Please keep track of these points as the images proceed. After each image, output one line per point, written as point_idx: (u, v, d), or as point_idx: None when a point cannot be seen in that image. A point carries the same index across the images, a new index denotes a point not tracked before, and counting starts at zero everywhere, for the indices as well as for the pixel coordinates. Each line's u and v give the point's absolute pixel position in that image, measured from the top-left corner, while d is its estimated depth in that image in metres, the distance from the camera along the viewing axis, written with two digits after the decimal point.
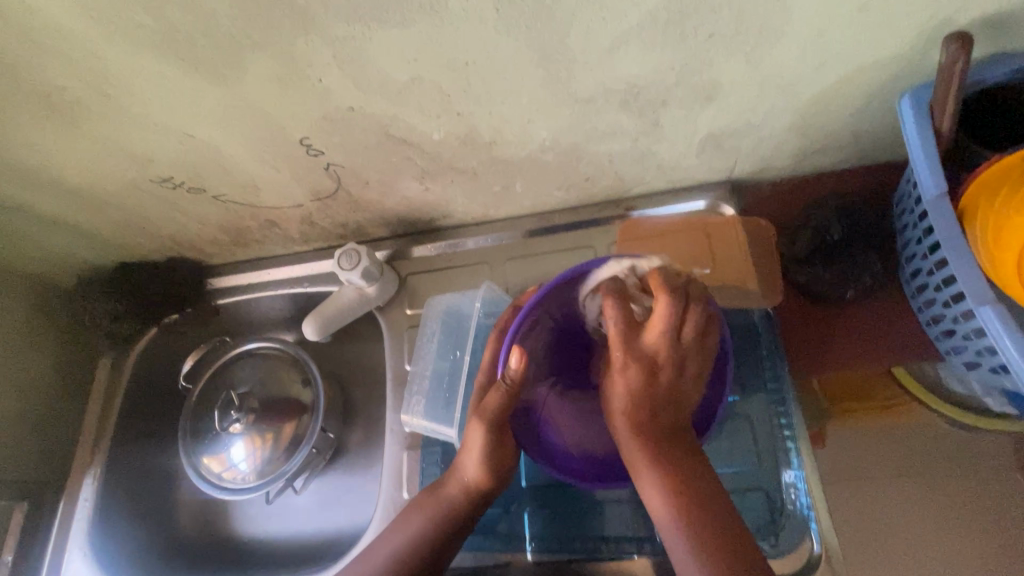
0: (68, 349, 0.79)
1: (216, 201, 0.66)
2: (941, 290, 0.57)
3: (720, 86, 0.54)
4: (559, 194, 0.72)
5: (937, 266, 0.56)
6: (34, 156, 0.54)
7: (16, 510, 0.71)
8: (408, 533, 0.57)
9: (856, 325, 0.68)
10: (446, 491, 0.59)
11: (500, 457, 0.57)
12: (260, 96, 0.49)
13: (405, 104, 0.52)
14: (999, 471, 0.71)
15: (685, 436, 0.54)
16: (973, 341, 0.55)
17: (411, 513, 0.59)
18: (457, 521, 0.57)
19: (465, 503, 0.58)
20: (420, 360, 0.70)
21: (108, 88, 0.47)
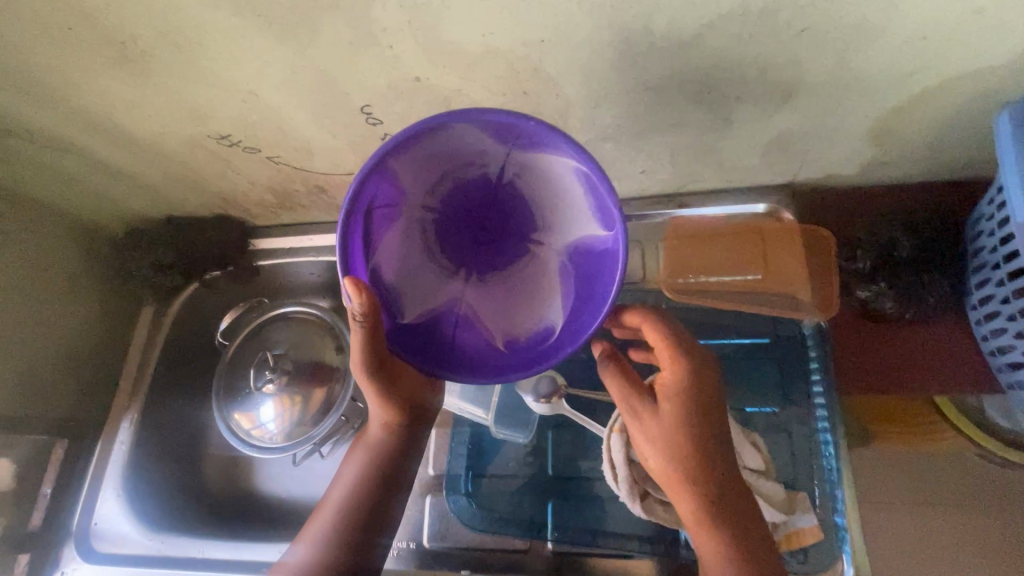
0: (113, 295, 0.82)
1: (269, 162, 0.66)
2: (1015, 320, 0.54)
3: (803, 85, 0.51)
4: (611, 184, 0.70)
5: (1015, 296, 0.53)
6: (100, 104, 0.55)
7: (57, 447, 0.74)
8: (349, 478, 0.61)
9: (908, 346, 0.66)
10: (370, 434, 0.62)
11: (404, 392, 0.59)
12: (328, 60, 0.48)
13: (472, 79, 0.51)
14: None
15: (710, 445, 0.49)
16: None
17: (346, 469, 0.62)
18: (390, 452, 0.62)
19: (391, 440, 0.61)
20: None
21: (181, 40, 0.46)
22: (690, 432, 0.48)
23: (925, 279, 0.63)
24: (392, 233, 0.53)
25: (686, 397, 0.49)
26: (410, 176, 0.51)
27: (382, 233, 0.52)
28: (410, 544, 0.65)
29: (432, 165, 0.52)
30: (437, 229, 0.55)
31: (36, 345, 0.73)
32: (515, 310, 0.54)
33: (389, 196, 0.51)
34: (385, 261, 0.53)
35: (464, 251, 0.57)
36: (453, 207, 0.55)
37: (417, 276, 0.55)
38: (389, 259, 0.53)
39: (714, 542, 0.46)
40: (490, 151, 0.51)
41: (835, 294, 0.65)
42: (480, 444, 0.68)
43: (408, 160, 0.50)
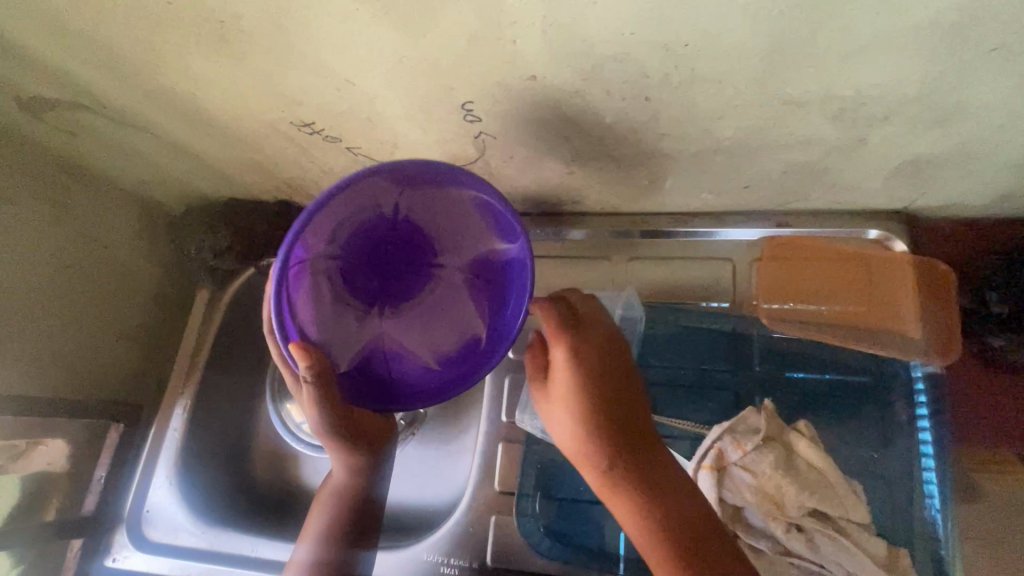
0: (168, 276, 0.79)
1: (347, 152, 0.62)
2: None
3: (965, 109, 0.45)
4: (707, 197, 0.65)
5: None
6: (184, 84, 0.51)
7: (111, 430, 0.72)
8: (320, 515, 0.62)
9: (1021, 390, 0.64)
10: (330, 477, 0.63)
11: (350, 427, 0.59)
12: (442, 52, 0.44)
13: (594, 81, 0.46)
14: None
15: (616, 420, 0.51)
16: None
17: (312, 513, 0.62)
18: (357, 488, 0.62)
19: (354, 476, 0.62)
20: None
21: (286, 22, 0.42)
22: (597, 402, 0.50)
23: None
24: (304, 290, 0.52)
25: (592, 363, 0.51)
26: (314, 229, 0.51)
27: (301, 290, 0.52)
28: (473, 564, 0.63)
29: (351, 203, 0.52)
30: (350, 271, 0.55)
31: (92, 325, 0.71)
32: (440, 330, 0.56)
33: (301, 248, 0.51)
34: (304, 323, 0.52)
35: (375, 290, 0.56)
36: (353, 250, 0.55)
37: (340, 325, 0.54)
38: (310, 319, 0.52)
39: (623, 500, 0.50)
40: (380, 191, 0.53)
41: (957, 342, 0.60)
42: (551, 464, 0.65)
43: (335, 209, 0.52)
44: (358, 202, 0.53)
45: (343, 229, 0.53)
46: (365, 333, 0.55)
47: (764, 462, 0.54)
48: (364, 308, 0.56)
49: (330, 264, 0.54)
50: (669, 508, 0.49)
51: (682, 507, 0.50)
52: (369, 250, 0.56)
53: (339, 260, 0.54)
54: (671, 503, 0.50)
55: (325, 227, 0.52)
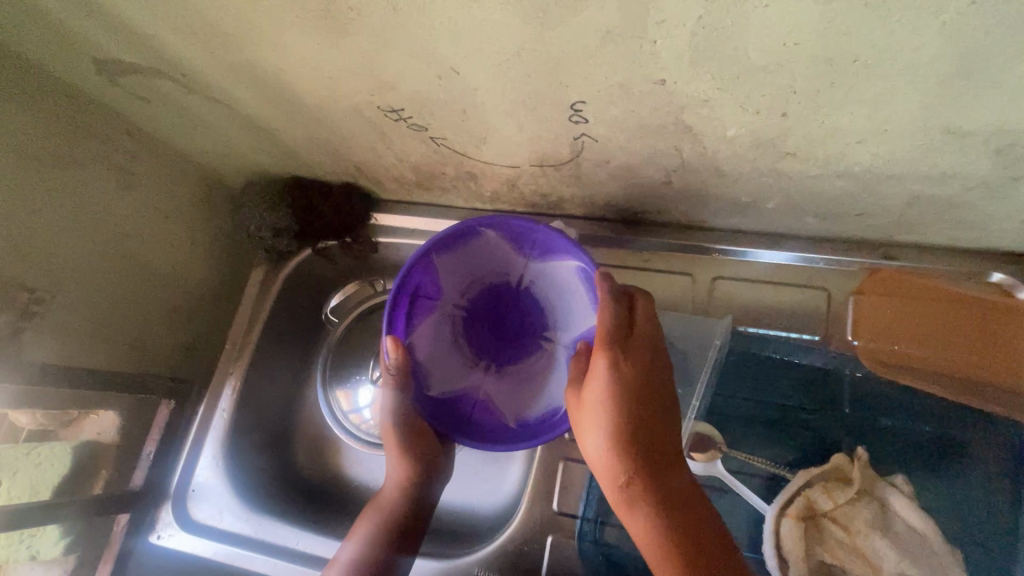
0: (224, 251, 0.77)
1: (429, 142, 0.58)
2: None
3: None
4: (810, 221, 0.60)
5: None
6: (274, 60, 0.47)
7: (162, 407, 0.71)
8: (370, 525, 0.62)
9: None
10: (385, 492, 0.64)
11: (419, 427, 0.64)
12: (568, 47, 0.39)
13: (729, 91, 0.41)
14: None
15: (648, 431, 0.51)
16: None
17: (361, 522, 0.62)
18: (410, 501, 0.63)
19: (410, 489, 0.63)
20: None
21: (403, 3, 0.38)
22: (632, 414, 0.50)
23: None
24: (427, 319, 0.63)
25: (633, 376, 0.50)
26: (447, 278, 0.63)
27: (422, 323, 0.63)
28: None
29: (485, 269, 0.64)
30: (469, 324, 0.66)
31: (149, 298, 0.69)
32: (534, 396, 0.63)
33: (436, 291, 0.63)
34: (422, 344, 0.63)
35: (490, 348, 0.66)
36: (479, 308, 0.66)
37: (451, 360, 0.65)
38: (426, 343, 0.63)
39: (641, 514, 0.48)
40: (511, 260, 0.63)
41: None
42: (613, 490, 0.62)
43: (465, 266, 0.63)
44: (490, 267, 0.64)
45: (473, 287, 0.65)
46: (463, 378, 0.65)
47: (861, 514, 0.51)
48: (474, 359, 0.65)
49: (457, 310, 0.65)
50: (686, 531, 0.48)
51: (699, 535, 0.48)
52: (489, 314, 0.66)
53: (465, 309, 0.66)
54: (690, 524, 0.48)
55: (462, 275, 0.64)
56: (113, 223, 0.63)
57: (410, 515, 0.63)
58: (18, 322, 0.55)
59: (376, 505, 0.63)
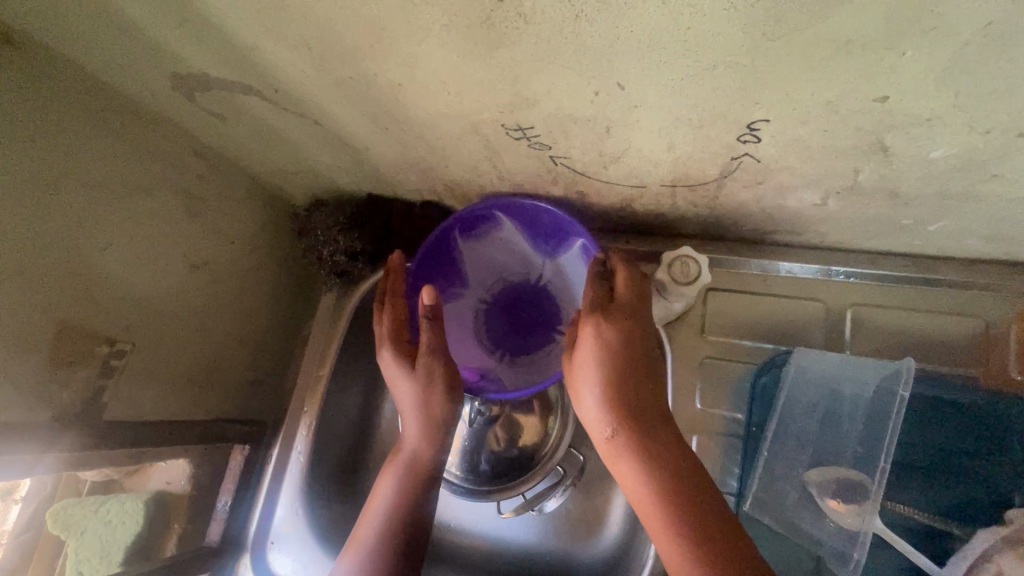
0: (288, 274, 0.71)
1: (546, 161, 0.51)
2: None
3: None
4: (972, 243, 0.53)
5: None
6: (395, 73, 0.40)
7: (236, 453, 0.64)
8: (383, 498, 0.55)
9: None
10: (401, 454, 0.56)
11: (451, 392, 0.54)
12: (788, 62, 0.32)
13: (971, 109, 0.34)
14: None
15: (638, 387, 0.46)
16: None
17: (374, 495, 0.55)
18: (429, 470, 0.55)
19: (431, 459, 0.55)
20: (754, 413, 0.57)
21: (591, 10, 0.31)
22: (615, 370, 0.45)
23: None
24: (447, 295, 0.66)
25: (614, 334, 0.46)
26: (472, 267, 0.66)
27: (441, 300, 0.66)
28: None
29: (514, 265, 0.67)
30: (487, 315, 0.67)
31: (217, 332, 0.62)
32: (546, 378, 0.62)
33: (463, 278, 0.66)
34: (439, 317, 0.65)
35: (510, 339, 0.66)
36: (503, 304, 0.67)
37: (466, 339, 0.66)
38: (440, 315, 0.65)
39: (629, 471, 0.44)
40: (535, 261, 0.66)
41: None
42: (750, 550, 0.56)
43: (493, 255, 0.66)
44: (517, 264, 0.67)
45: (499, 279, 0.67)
46: (476, 359, 0.65)
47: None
48: (491, 345, 0.66)
49: (481, 300, 0.67)
50: (684, 488, 0.42)
51: (698, 492, 0.42)
52: (510, 308, 0.67)
53: (488, 301, 0.67)
54: (685, 482, 0.43)
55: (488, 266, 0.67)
56: (184, 255, 0.57)
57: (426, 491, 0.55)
58: (97, 380, 0.49)
59: (394, 467, 0.56)
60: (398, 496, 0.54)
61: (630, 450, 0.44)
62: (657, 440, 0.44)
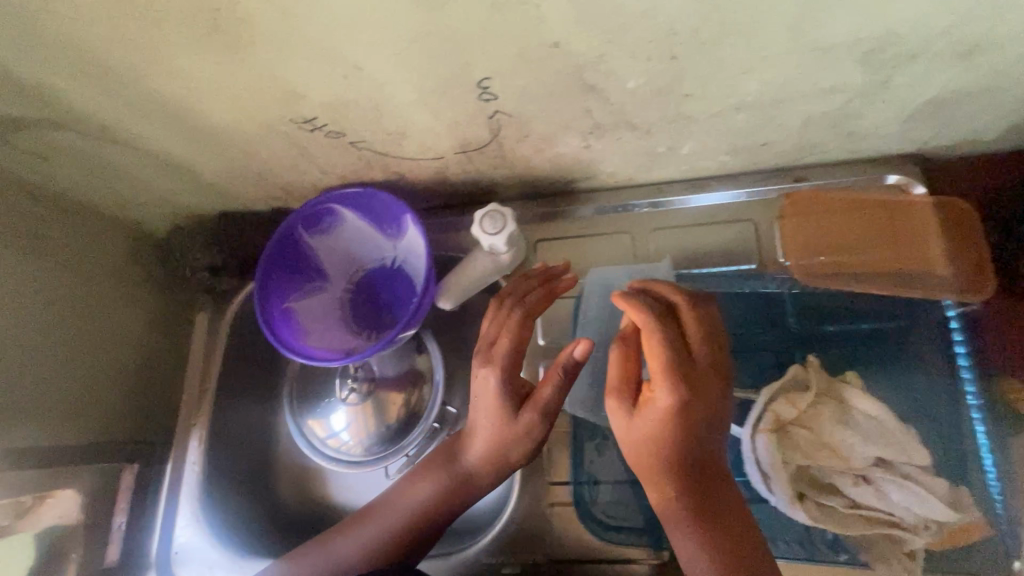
0: (164, 300, 0.74)
1: (350, 148, 0.58)
2: None
3: (991, 39, 0.45)
4: (723, 159, 0.64)
5: None
6: (174, 85, 0.47)
7: (126, 472, 0.67)
8: (416, 497, 0.59)
9: None
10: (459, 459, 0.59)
11: (511, 430, 0.55)
12: (466, 25, 0.41)
13: (623, 42, 0.44)
14: None
15: (695, 435, 0.47)
16: None
17: (416, 487, 0.59)
18: (467, 487, 0.58)
19: (480, 474, 0.58)
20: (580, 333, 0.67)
21: (292, 5, 0.38)
22: (682, 434, 0.46)
23: None
24: (310, 291, 0.71)
25: (700, 400, 0.47)
26: (329, 261, 0.72)
27: (304, 295, 0.71)
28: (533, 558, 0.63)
29: (370, 257, 0.74)
30: (352, 305, 0.73)
31: (88, 362, 0.65)
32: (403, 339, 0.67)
33: (324, 275, 0.72)
34: (303, 309, 0.70)
35: (374, 322, 0.71)
36: (366, 294, 0.73)
37: (331, 325, 0.70)
38: (303, 306, 0.70)
39: (670, 518, 0.46)
40: (386, 250, 0.73)
41: (989, 282, 0.59)
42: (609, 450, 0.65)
43: (348, 251, 0.73)
44: (372, 255, 0.74)
45: (359, 273, 0.74)
46: (343, 340, 0.69)
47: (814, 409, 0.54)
48: (357, 329, 0.71)
49: (345, 293, 0.73)
50: (715, 521, 0.46)
51: (741, 524, 0.46)
52: (372, 296, 0.73)
53: (351, 293, 0.73)
54: (716, 518, 0.46)
55: (346, 262, 0.73)
56: (35, 292, 0.60)
57: (451, 505, 0.58)
58: None
59: (441, 469, 0.59)
60: (422, 508, 0.58)
61: (665, 496, 0.47)
62: (707, 483, 0.47)
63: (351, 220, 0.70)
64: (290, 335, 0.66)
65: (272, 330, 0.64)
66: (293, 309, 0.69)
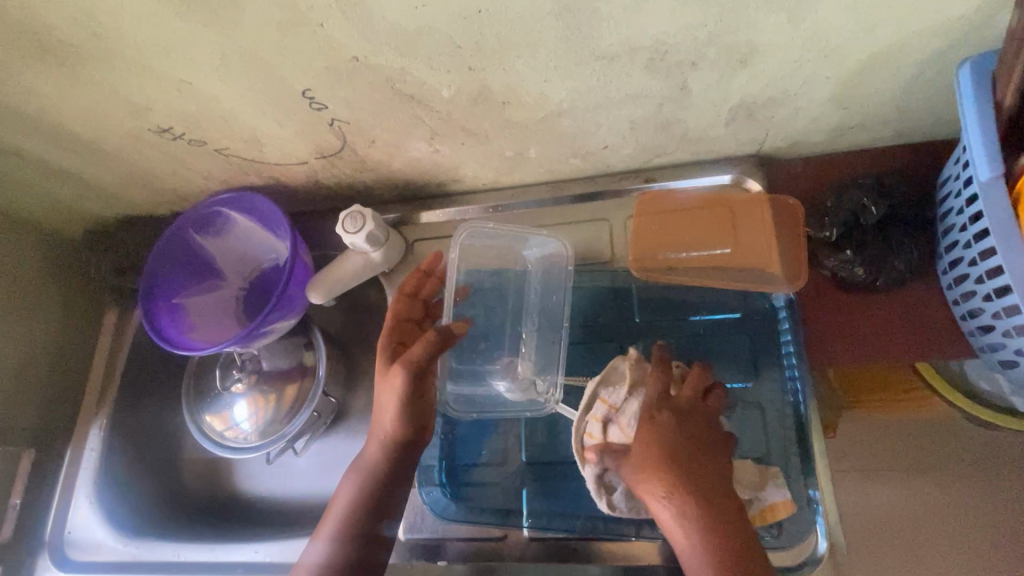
0: (74, 301, 0.79)
1: (217, 155, 0.63)
2: (975, 265, 0.53)
3: (757, 47, 0.49)
4: (574, 163, 0.68)
5: (976, 239, 0.53)
6: (31, 99, 0.53)
7: (26, 456, 0.72)
8: (343, 497, 0.63)
9: (904, 309, 0.63)
10: (367, 450, 0.63)
11: (412, 409, 0.62)
12: (262, 42, 0.46)
13: (414, 56, 0.48)
14: (976, 466, 0.75)
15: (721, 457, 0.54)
16: (1003, 321, 0.52)
17: (340, 491, 0.63)
18: (381, 475, 0.62)
19: (390, 462, 0.62)
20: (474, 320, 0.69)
21: (100, 27, 0.44)
22: (695, 462, 0.52)
23: (899, 243, 0.61)
24: (204, 286, 0.76)
25: (670, 423, 0.54)
26: (223, 261, 0.77)
27: (197, 292, 0.76)
28: None
29: (264, 256, 0.77)
30: (244, 300, 0.77)
31: None
32: (265, 336, 0.69)
33: (221, 272, 0.77)
34: (194, 301, 0.75)
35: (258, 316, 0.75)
36: (257, 290, 0.77)
37: (218, 318, 0.75)
38: (194, 299, 0.75)
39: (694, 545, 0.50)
40: (276, 250, 0.76)
41: (806, 270, 0.63)
42: (465, 442, 0.67)
43: (243, 249, 0.77)
44: (266, 254, 0.77)
45: (255, 270, 0.77)
46: (224, 332, 0.74)
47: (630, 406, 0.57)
48: (242, 323, 0.75)
49: (239, 288, 0.77)
50: (724, 543, 0.49)
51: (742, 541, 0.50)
52: (262, 293, 0.76)
53: (245, 289, 0.77)
54: (727, 538, 0.49)
55: (244, 259, 0.77)
56: None
57: (378, 496, 0.62)
58: None
59: (358, 465, 0.63)
60: (354, 502, 0.62)
61: (694, 518, 0.50)
62: (719, 504, 0.51)
63: (241, 219, 0.74)
64: (171, 325, 0.72)
65: (154, 323, 0.70)
66: (184, 305, 0.74)
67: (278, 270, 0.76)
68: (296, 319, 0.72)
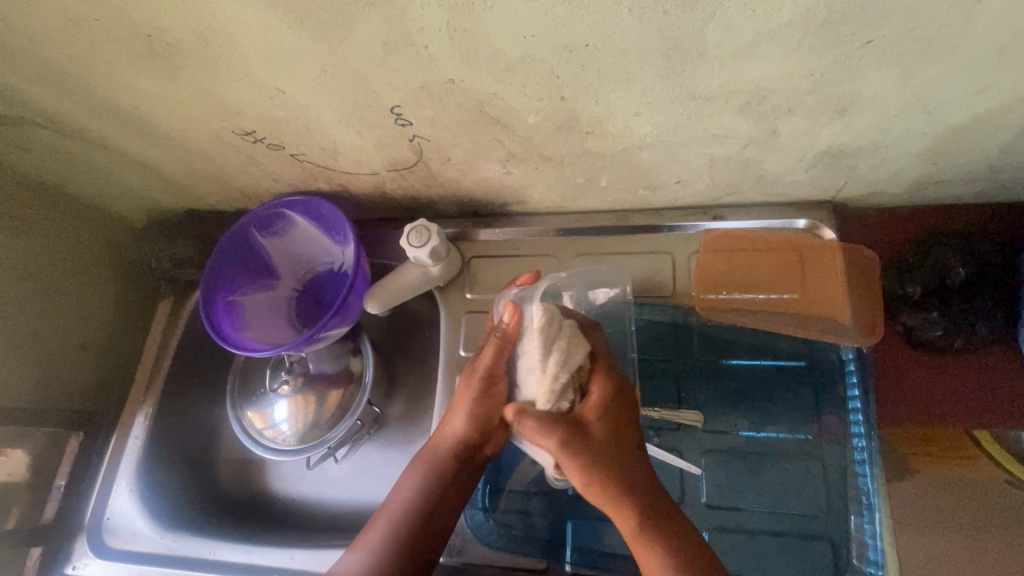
0: (129, 287, 0.80)
1: (292, 160, 0.64)
2: None
3: (859, 99, 0.48)
4: (644, 194, 0.67)
5: None
6: (127, 94, 0.54)
7: (72, 439, 0.73)
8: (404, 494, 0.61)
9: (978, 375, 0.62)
10: (437, 446, 0.63)
11: (488, 408, 0.61)
12: (364, 60, 0.47)
13: (509, 82, 0.48)
14: None
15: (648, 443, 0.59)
16: None
17: (405, 484, 0.61)
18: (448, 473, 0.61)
19: (455, 461, 0.62)
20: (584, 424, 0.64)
21: (211, 34, 0.45)
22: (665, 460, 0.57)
23: (979, 308, 0.60)
24: (259, 286, 0.76)
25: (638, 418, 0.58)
26: (280, 261, 0.77)
27: (253, 291, 0.76)
28: None
29: (319, 259, 0.77)
30: (297, 303, 0.77)
31: (51, 335, 0.71)
32: (325, 339, 0.69)
33: (276, 273, 0.77)
34: (249, 300, 0.75)
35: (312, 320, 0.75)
36: (310, 293, 0.77)
37: (272, 320, 0.75)
38: (249, 298, 0.75)
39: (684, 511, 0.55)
40: (332, 255, 0.76)
41: (880, 322, 0.62)
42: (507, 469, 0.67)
43: (299, 251, 0.77)
44: (321, 258, 0.77)
45: (309, 272, 0.78)
46: (279, 334, 0.74)
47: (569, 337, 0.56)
48: (295, 325, 0.75)
49: (292, 291, 0.77)
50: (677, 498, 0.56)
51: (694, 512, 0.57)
52: (315, 296, 0.77)
53: (299, 293, 0.77)
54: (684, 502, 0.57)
55: (299, 262, 0.78)
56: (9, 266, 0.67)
57: (442, 497, 0.61)
58: None
59: (421, 461, 0.62)
60: (417, 502, 0.60)
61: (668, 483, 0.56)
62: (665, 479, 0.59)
63: (301, 222, 0.74)
64: (228, 323, 0.72)
65: (212, 320, 0.70)
66: (239, 303, 0.75)
67: (334, 275, 0.76)
68: (350, 326, 0.72)
